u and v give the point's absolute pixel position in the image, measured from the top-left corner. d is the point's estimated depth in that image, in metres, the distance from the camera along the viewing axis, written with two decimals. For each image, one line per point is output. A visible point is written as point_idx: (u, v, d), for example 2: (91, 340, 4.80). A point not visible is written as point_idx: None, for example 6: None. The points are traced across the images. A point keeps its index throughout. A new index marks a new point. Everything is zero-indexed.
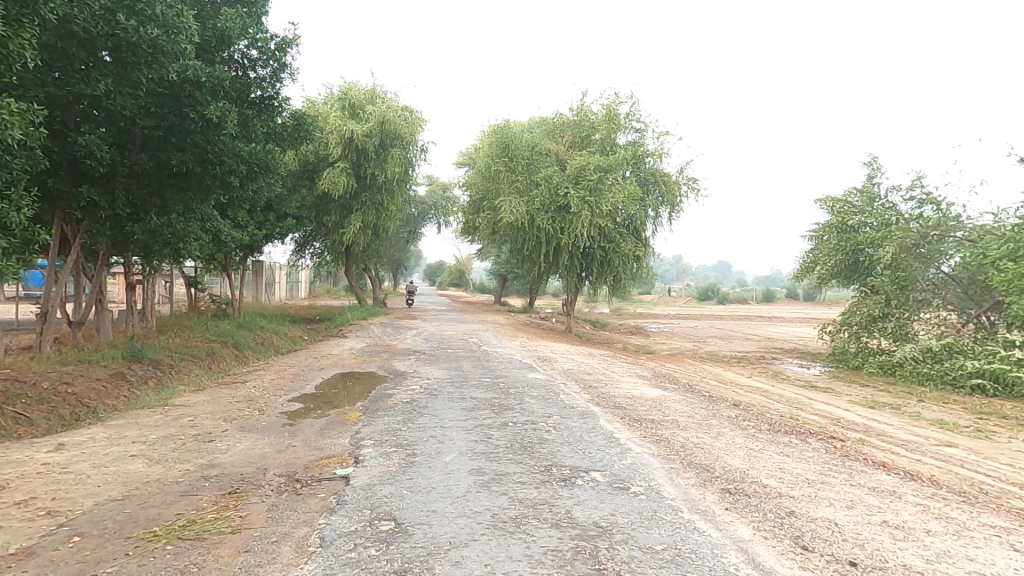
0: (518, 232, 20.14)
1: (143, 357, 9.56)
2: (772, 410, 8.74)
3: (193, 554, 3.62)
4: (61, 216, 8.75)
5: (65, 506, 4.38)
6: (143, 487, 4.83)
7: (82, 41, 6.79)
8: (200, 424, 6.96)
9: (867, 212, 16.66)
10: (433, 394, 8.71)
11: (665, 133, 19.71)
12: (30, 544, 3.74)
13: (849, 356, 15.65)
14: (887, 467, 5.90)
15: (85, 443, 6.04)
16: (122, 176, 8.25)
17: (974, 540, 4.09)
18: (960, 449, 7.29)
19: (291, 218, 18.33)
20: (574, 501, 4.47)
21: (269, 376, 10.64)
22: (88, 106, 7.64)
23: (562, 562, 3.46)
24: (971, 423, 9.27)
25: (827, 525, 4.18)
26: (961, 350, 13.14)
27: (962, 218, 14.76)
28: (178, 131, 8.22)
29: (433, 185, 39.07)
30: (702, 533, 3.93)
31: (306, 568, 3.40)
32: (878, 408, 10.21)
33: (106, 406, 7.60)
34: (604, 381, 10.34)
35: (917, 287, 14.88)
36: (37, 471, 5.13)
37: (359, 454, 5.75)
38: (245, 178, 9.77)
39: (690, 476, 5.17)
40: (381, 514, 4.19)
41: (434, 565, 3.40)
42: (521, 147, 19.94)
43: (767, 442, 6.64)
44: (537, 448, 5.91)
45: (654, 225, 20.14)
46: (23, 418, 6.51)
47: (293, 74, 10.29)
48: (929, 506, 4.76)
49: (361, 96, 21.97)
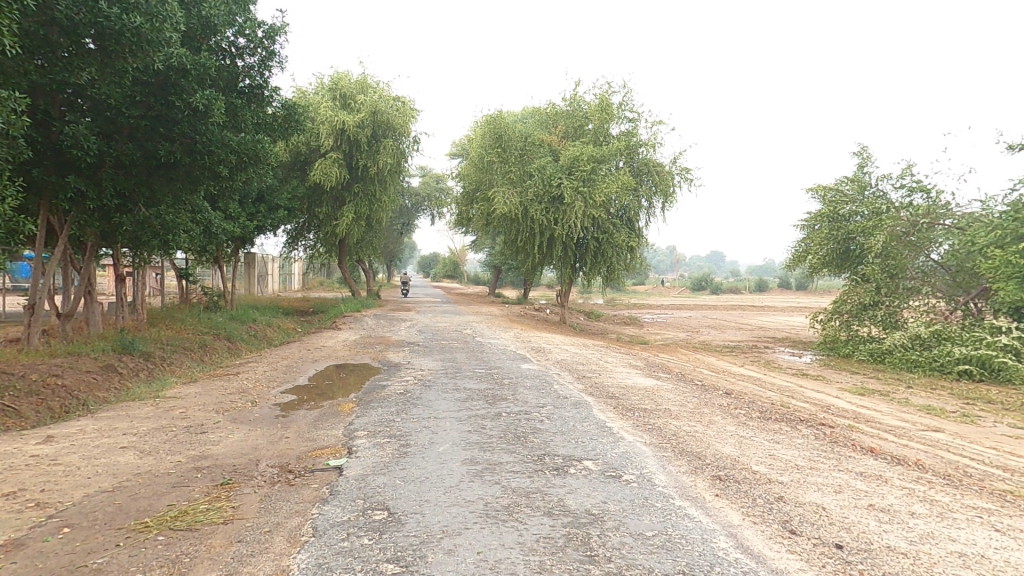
0: (512, 223, 20.09)
1: (134, 349, 9.50)
2: (763, 399, 8.79)
3: (185, 544, 3.62)
4: (47, 206, 8.60)
5: (54, 497, 4.37)
6: (134, 478, 4.82)
7: (65, 29, 6.69)
8: (192, 416, 6.95)
9: (857, 201, 16.73)
10: (427, 385, 8.72)
11: (658, 123, 19.64)
12: (19, 535, 3.75)
13: (840, 345, 15.77)
14: (874, 452, 5.97)
15: (74, 436, 6.02)
16: (108, 166, 8.17)
17: (957, 521, 4.16)
18: (946, 434, 7.37)
19: (282, 210, 18.22)
20: (567, 489, 4.50)
21: (263, 368, 10.61)
22: (73, 94, 7.53)
23: (554, 549, 3.49)
24: (957, 408, 9.38)
25: (814, 510, 4.24)
26: (949, 337, 13.28)
27: (951, 206, 14.85)
28: (165, 121, 8.12)
29: (427, 176, 38.90)
30: (693, 519, 3.97)
31: (298, 558, 3.41)
32: (867, 394, 10.30)
33: (96, 399, 7.56)
34: (597, 371, 10.40)
35: (906, 275, 14.96)
36: (26, 463, 5.11)
37: (352, 444, 5.76)
38: (235, 168, 9.72)
39: (682, 464, 5.21)
40: (375, 504, 4.21)
41: (427, 553, 3.42)
42: (514, 137, 19.87)
43: (758, 429, 6.69)
44: (531, 438, 5.94)
45: (647, 215, 20.17)
46: (12, 410, 6.48)
47: (282, 63, 10.20)
48: (915, 489, 4.83)
49: (353, 86, 21.76)
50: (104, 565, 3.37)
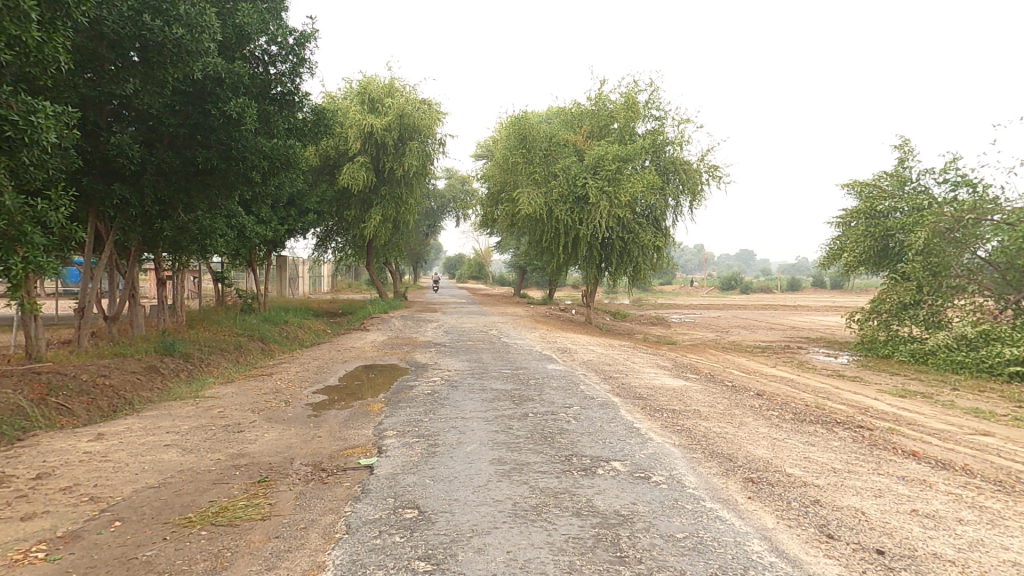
0: (537, 223, 20.13)
1: (174, 351, 9.81)
2: (797, 400, 8.67)
3: (226, 539, 3.75)
4: (95, 213, 8.97)
5: (107, 492, 4.58)
6: (177, 475, 5.01)
7: (112, 43, 7.02)
8: (231, 415, 7.19)
9: (897, 196, 16.36)
10: (454, 386, 8.81)
11: (686, 120, 19.38)
12: (75, 528, 3.94)
13: (879, 345, 15.43)
14: (917, 456, 5.84)
15: (122, 433, 6.28)
16: (150, 173, 8.48)
17: (1009, 529, 4.04)
18: (997, 439, 7.14)
19: (312, 212, 18.53)
20: (595, 490, 4.53)
21: (295, 368, 10.87)
22: (119, 106, 7.92)
23: (584, 549, 3.52)
24: (1008, 411, 9.06)
25: (853, 514, 4.18)
26: (998, 337, 12.80)
27: (1000, 201, 14.20)
28: (202, 129, 8.41)
29: (453, 178, 39.23)
30: (725, 522, 3.96)
31: (333, 553, 3.51)
32: (909, 396, 10.06)
33: (140, 398, 7.86)
34: (625, 372, 10.36)
35: (950, 273, 14.50)
36: (79, 459, 5.36)
37: (382, 444, 5.87)
38: (267, 173, 9.95)
39: (713, 466, 5.18)
40: (405, 502, 4.30)
41: (457, 551, 3.49)
42: (539, 138, 19.88)
43: (791, 431, 6.60)
44: (558, 438, 5.99)
45: (674, 214, 19.97)
46: (65, 409, 6.79)
47: (312, 69, 10.41)
48: (961, 495, 4.71)
49: (380, 90, 22.02)
50: (154, 558, 3.51)
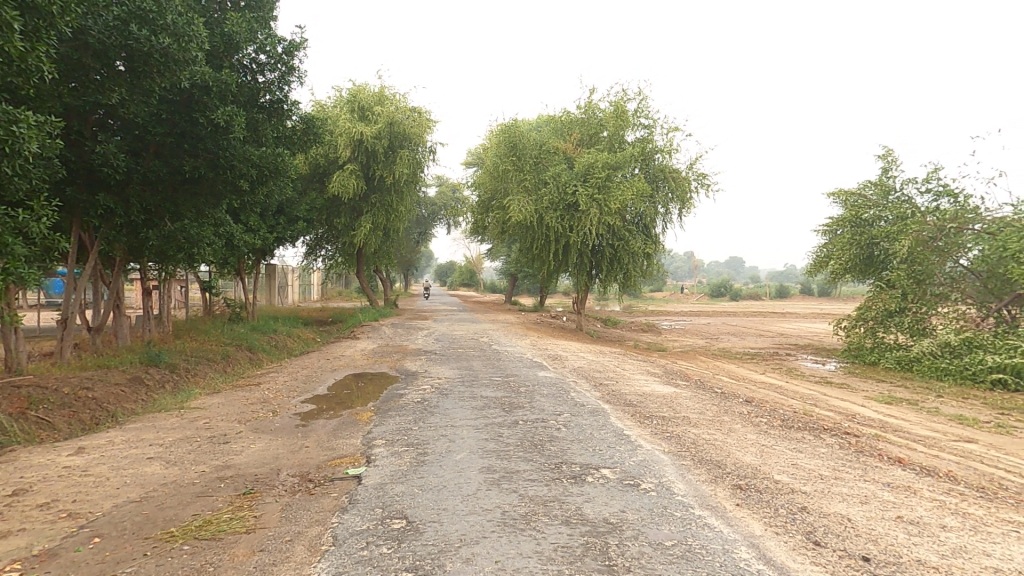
0: (527, 231, 20.18)
1: (160, 361, 9.72)
2: (785, 407, 8.72)
3: (209, 554, 3.71)
4: (79, 223, 8.88)
5: (86, 507, 4.51)
6: (160, 488, 4.94)
7: (97, 52, 6.91)
8: (216, 426, 7.12)
9: (881, 205, 16.59)
10: (444, 394, 8.78)
11: (675, 128, 19.58)
12: (53, 545, 3.87)
13: (865, 352, 15.54)
14: (903, 462, 5.88)
15: (103, 446, 6.20)
16: (136, 182, 8.42)
17: (992, 535, 4.08)
18: (980, 445, 7.22)
19: (301, 221, 18.46)
20: (584, 497, 4.52)
21: (284, 377, 10.80)
22: (105, 115, 7.87)
23: (573, 558, 3.51)
24: (991, 418, 9.17)
25: (839, 521, 4.20)
26: (982, 344, 12.97)
27: (980, 210, 14.49)
28: (190, 137, 8.37)
29: (444, 185, 39.28)
30: (713, 529, 3.96)
31: (319, 566, 3.48)
32: (895, 403, 10.16)
33: (124, 410, 7.76)
34: (615, 379, 10.38)
35: (934, 280, 14.67)
36: (59, 474, 5.28)
37: (371, 453, 5.83)
38: (255, 181, 9.91)
39: (701, 473, 5.19)
40: (393, 512, 4.26)
41: (445, 562, 3.47)
42: (530, 146, 19.95)
43: (779, 438, 6.63)
44: (548, 445, 5.98)
45: (664, 221, 20.10)
46: (45, 422, 6.70)
47: (301, 78, 10.40)
48: (946, 501, 4.76)
49: (371, 98, 22.01)
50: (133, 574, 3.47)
